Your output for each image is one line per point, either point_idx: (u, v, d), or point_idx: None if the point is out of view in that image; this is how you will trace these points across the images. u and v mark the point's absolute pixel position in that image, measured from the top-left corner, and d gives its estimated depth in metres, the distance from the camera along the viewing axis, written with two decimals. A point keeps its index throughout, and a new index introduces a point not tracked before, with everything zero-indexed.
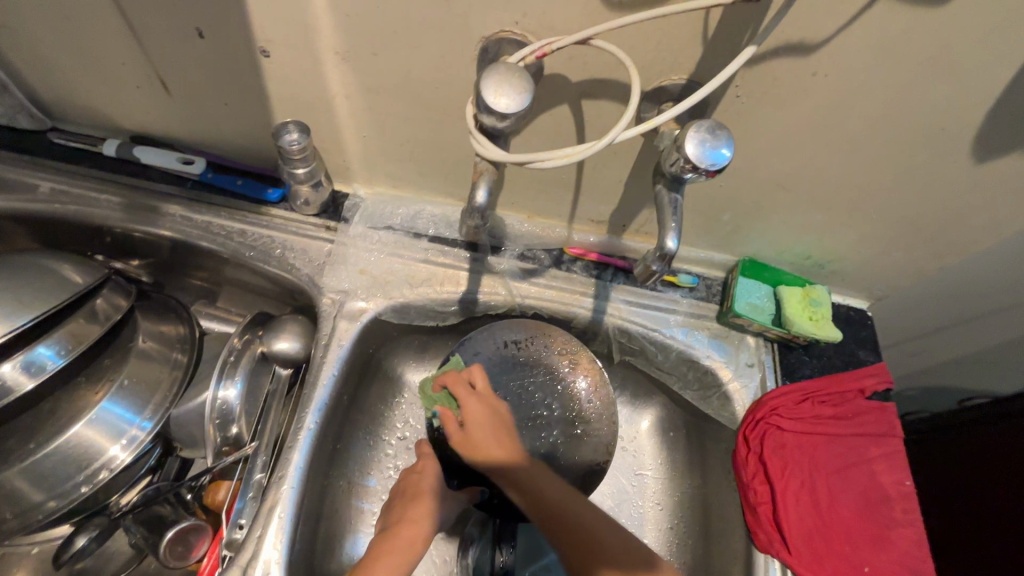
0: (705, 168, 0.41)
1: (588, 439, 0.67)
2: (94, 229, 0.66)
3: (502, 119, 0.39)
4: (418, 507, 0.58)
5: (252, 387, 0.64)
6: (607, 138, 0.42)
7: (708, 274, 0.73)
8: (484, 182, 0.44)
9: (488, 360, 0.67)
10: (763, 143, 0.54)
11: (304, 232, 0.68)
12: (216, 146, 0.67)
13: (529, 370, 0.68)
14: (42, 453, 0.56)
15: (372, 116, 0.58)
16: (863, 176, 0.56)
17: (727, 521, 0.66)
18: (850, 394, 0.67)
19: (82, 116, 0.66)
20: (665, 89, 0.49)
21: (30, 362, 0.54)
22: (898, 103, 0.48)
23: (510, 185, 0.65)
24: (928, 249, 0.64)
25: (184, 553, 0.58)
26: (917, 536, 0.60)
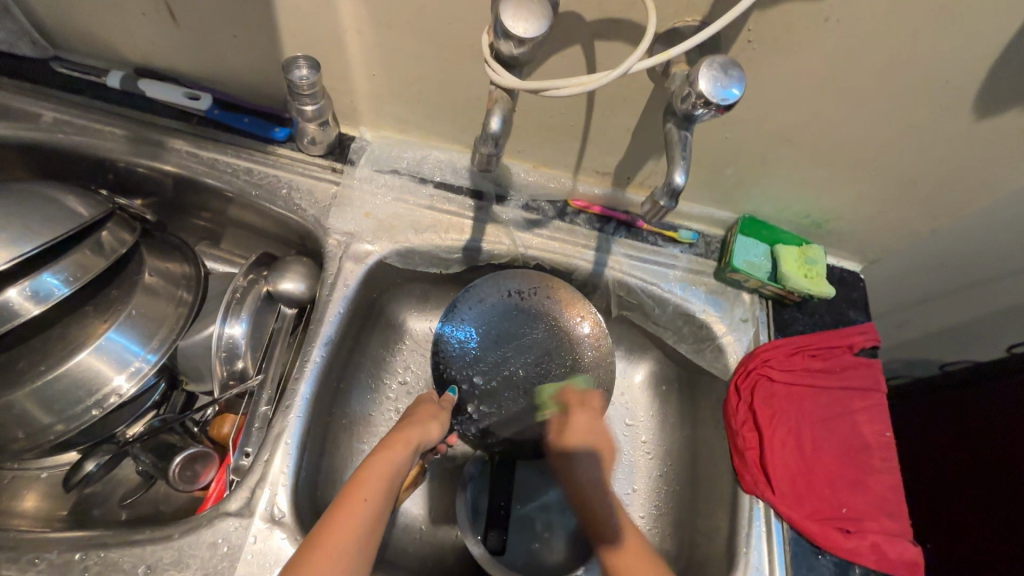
0: (716, 104, 0.42)
1: None
2: (98, 163, 0.66)
3: (520, 44, 0.40)
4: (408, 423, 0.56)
5: (257, 324, 0.65)
6: (624, 67, 0.43)
7: (708, 231, 0.75)
8: (498, 110, 0.45)
9: (491, 307, 0.71)
10: (770, 93, 0.55)
11: (310, 173, 0.68)
12: (221, 82, 0.66)
13: (530, 319, 0.71)
14: (50, 376, 0.57)
15: (383, 52, 0.58)
16: (867, 131, 0.57)
17: (716, 466, 0.69)
18: (838, 349, 0.69)
19: (84, 45, 0.65)
20: (678, 30, 0.49)
21: (36, 289, 0.54)
22: (905, 53, 0.49)
23: (518, 132, 0.65)
24: (923, 209, 0.65)
25: (193, 478, 0.60)
26: (893, 482, 0.63)
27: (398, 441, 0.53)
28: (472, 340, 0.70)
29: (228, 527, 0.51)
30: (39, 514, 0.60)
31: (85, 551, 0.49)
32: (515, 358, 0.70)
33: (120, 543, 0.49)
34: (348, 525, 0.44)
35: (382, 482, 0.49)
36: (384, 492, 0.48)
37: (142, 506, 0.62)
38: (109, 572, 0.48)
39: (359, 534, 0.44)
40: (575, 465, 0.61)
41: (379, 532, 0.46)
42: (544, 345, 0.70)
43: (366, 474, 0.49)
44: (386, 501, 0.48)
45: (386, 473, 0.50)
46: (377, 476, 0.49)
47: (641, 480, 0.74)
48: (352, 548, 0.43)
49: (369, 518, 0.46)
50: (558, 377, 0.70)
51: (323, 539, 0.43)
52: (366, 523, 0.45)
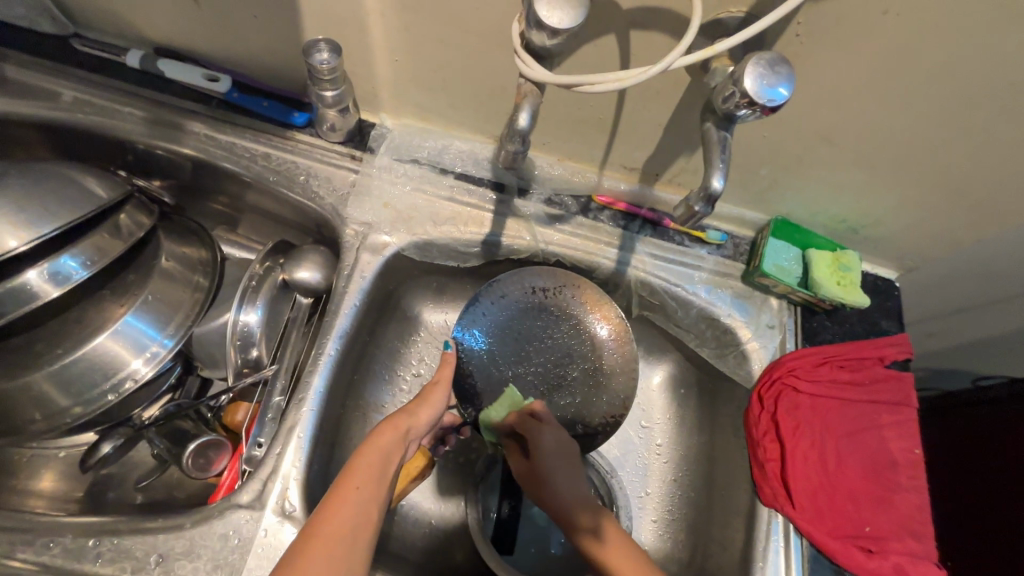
0: (761, 106, 0.39)
1: (607, 391, 0.67)
2: (117, 144, 0.65)
3: (553, 35, 0.38)
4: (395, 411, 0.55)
5: (272, 313, 0.64)
6: (662, 62, 0.40)
7: (737, 232, 0.72)
8: (526, 104, 0.43)
9: (514, 303, 0.68)
10: (813, 90, 0.51)
11: (329, 160, 0.67)
12: (241, 64, 0.65)
13: (553, 318, 0.68)
14: (68, 359, 0.57)
15: (406, 37, 0.56)
16: (918, 134, 0.54)
17: (734, 475, 0.67)
18: (869, 360, 0.67)
19: (104, 23, 0.64)
20: (721, 22, 0.46)
21: (57, 272, 0.54)
22: (967, 53, 0.45)
23: (543, 124, 0.63)
24: (970, 219, 0.62)
25: (206, 465, 0.60)
26: (920, 502, 0.60)
27: (385, 428, 0.52)
28: (493, 334, 0.67)
29: (239, 519, 0.51)
30: (57, 494, 0.61)
31: (98, 537, 0.49)
32: (535, 358, 0.67)
33: (133, 531, 0.49)
34: (335, 520, 0.43)
35: (371, 471, 0.47)
36: (376, 483, 0.47)
37: (157, 490, 0.62)
38: (121, 560, 0.48)
39: (349, 528, 0.43)
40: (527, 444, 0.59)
41: (373, 522, 0.45)
42: (565, 346, 0.68)
43: (357, 462, 0.48)
44: (379, 492, 0.47)
45: (377, 460, 0.48)
46: (366, 466, 0.47)
47: (655, 485, 0.73)
48: (342, 543, 0.42)
49: (358, 510, 0.44)
50: (579, 381, 0.67)
51: (310, 537, 0.42)
52: (357, 514, 0.44)
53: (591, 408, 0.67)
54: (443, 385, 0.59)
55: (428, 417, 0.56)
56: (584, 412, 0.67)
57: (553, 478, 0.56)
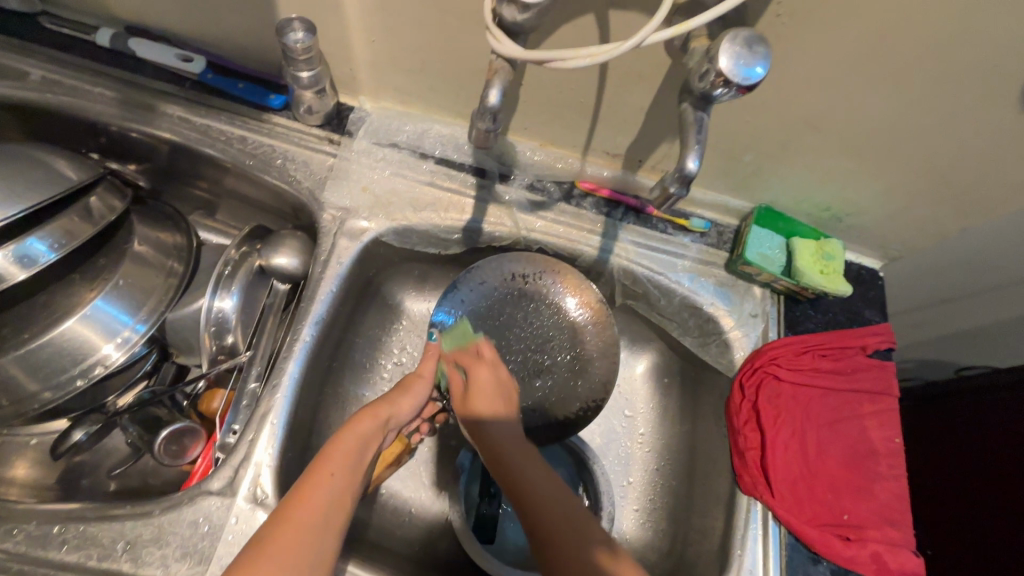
0: (737, 84, 0.38)
1: (588, 376, 0.67)
2: (88, 126, 0.64)
3: (524, 9, 0.36)
4: (376, 400, 0.55)
5: (248, 299, 0.63)
6: (637, 39, 0.39)
7: (721, 220, 0.71)
8: (498, 82, 0.41)
9: (493, 290, 0.67)
10: (794, 74, 0.51)
11: (307, 144, 0.65)
12: (215, 43, 0.63)
13: (534, 304, 0.67)
14: (36, 344, 0.55)
15: (382, 16, 0.54)
16: (901, 120, 0.53)
17: (714, 464, 0.67)
18: (851, 350, 0.66)
19: (74, 0, 0.62)
20: (700, 1, 0.45)
21: (23, 254, 0.52)
22: (948, 35, 0.45)
23: (523, 108, 0.62)
24: (953, 207, 0.61)
25: (179, 452, 0.59)
26: (899, 490, 0.60)
27: (364, 416, 0.51)
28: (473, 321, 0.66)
29: (210, 506, 0.50)
30: (28, 481, 0.60)
31: (64, 524, 0.48)
32: (515, 345, 0.66)
33: (100, 518, 0.48)
34: (307, 502, 0.42)
35: (346, 455, 0.47)
36: (350, 469, 0.47)
37: (131, 477, 0.61)
38: (87, 547, 0.47)
39: (322, 513, 0.42)
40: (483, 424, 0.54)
41: (345, 509, 0.44)
42: (545, 331, 0.67)
43: (334, 446, 0.48)
44: (352, 478, 0.47)
45: (353, 445, 0.49)
46: (341, 454, 0.47)
47: (637, 473, 0.73)
48: (312, 526, 0.41)
49: (331, 495, 0.44)
50: (560, 365, 0.67)
51: (281, 520, 0.41)
52: (331, 496, 0.44)
53: (573, 393, 0.66)
54: (427, 379, 0.59)
55: (408, 407, 0.56)
56: (565, 396, 0.66)
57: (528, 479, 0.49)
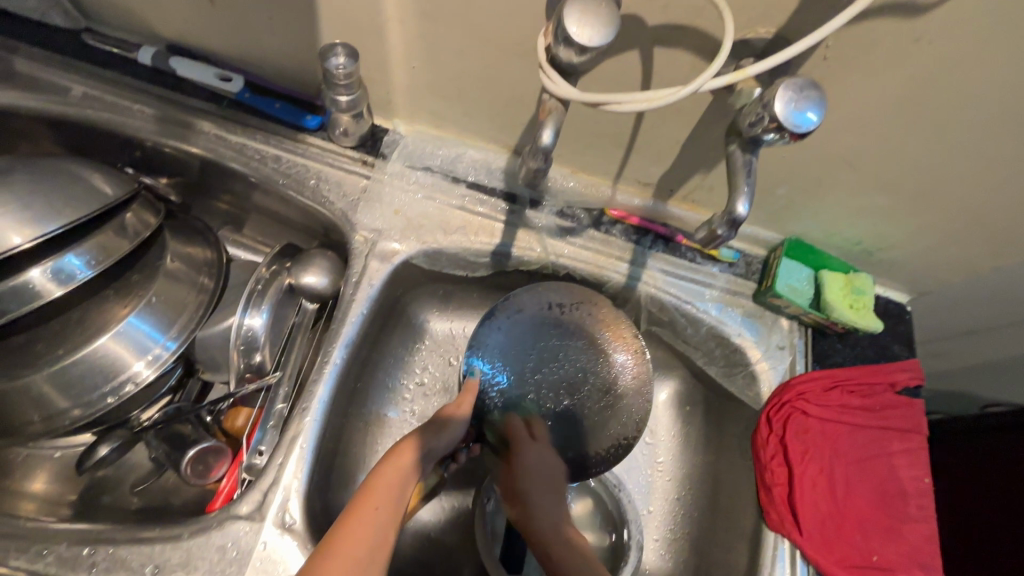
0: (790, 131, 0.38)
1: (623, 413, 0.64)
2: (124, 141, 0.64)
3: (581, 52, 0.37)
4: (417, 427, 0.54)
5: (277, 318, 0.63)
6: (692, 85, 0.40)
7: (750, 251, 0.71)
8: (550, 121, 0.42)
9: (530, 319, 0.65)
10: (834, 114, 0.51)
11: (340, 165, 0.66)
12: (254, 64, 0.64)
13: (570, 334, 0.65)
14: (69, 360, 0.56)
15: (426, 45, 0.55)
16: (939, 162, 0.53)
17: (738, 497, 0.66)
18: (880, 386, 0.66)
19: (118, 18, 0.63)
20: (748, 42, 0.45)
21: (59, 270, 0.52)
22: (995, 85, 0.45)
23: (559, 136, 0.62)
24: (988, 248, 0.61)
25: (204, 472, 0.59)
26: (929, 532, 0.59)
27: (406, 448, 0.51)
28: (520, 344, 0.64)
29: (238, 531, 0.50)
30: (50, 497, 0.60)
31: (94, 546, 0.48)
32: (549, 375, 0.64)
33: (129, 541, 0.48)
34: (349, 542, 0.44)
35: (387, 493, 0.47)
36: (391, 506, 0.47)
37: (153, 495, 0.61)
38: (116, 570, 0.47)
39: (365, 551, 0.44)
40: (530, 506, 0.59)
41: (385, 545, 0.45)
42: (581, 364, 0.64)
43: (374, 483, 0.48)
44: (395, 513, 0.47)
45: (393, 480, 0.48)
46: (383, 489, 0.47)
47: (658, 503, 0.72)
48: (354, 568, 0.43)
49: (373, 536, 0.45)
50: (597, 401, 0.63)
51: (323, 561, 0.42)
52: (372, 540, 0.44)
53: (605, 431, 0.63)
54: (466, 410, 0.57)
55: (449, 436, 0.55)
56: (598, 433, 0.63)
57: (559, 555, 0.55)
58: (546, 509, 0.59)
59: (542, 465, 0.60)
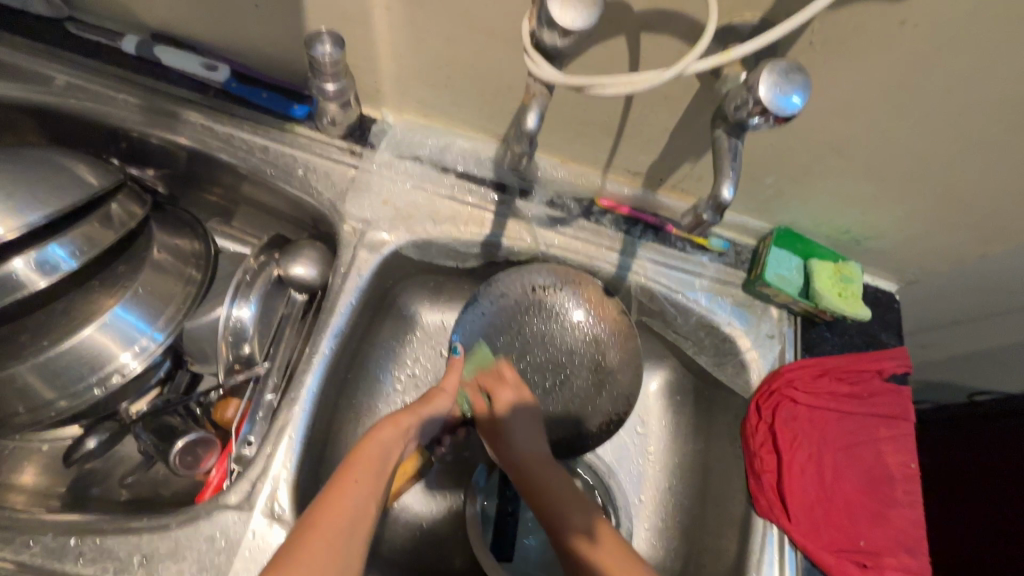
0: (775, 114, 0.38)
1: (611, 388, 0.68)
2: (109, 131, 0.64)
3: (565, 35, 0.36)
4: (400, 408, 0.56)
5: (266, 309, 0.63)
6: (677, 69, 0.40)
7: (739, 240, 0.71)
8: (535, 106, 0.42)
9: (513, 303, 0.68)
10: (821, 101, 0.51)
11: (329, 155, 0.65)
12: (240, 53, 0.63)
13: (554, 315, 0.68)
14: (53, 351, 0.55)
15: (413, 32, 0.55)
16: (926, 149, 0.53)
17: (728, 485, 0.67)
18: (867, 373, 0.66)
19: (101, 6, 0.62)
20: (734, 28, 0.45)
21: (43, 260, 0.52)
22: (980, 70, 0.45)
23: (547, 125, 0.62)
24: (975, 235, 0.61)
25: (193, 464, 0.58)
26: (915, 517, 0.60)
27: (387, 424, 0.53)
28: (506, 325, 0.68)
29: (227, 520, 0.50)
30: (38, 489, 0.60)
31: (81, 536, 0.48)
32: (536, 353, 0.68)
33: (116, 531, 0.48)
34: (335, 510, 0.43)
35: (369, 465, 0.49)
36: (373, 477, 0.48)
37: (142, 487, 0.61)
38: (103, 560, 0.47)
39: (350, 520, 0.43)
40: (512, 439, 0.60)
41: (371, 516, 0.45)
42: (567, 343, 0.68)
43: (357, 456, 0.49)
44: (378, 484, 0.48)
45: (376, 453, 0.50)
46: (366, 460, 0.49)
47: (648, 492, 0.72)
48: (337, 534, 0.42)
49: (355, 503, 0.45)
50: (585, 375, 0.68)
51: (307, 533, 0.42)
52: (355, 507, 0.45)
53: (596, 405, 0.68)
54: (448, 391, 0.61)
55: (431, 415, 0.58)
56: (588, 405, 0.68)
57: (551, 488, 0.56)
58: (524, 442, 0.60)
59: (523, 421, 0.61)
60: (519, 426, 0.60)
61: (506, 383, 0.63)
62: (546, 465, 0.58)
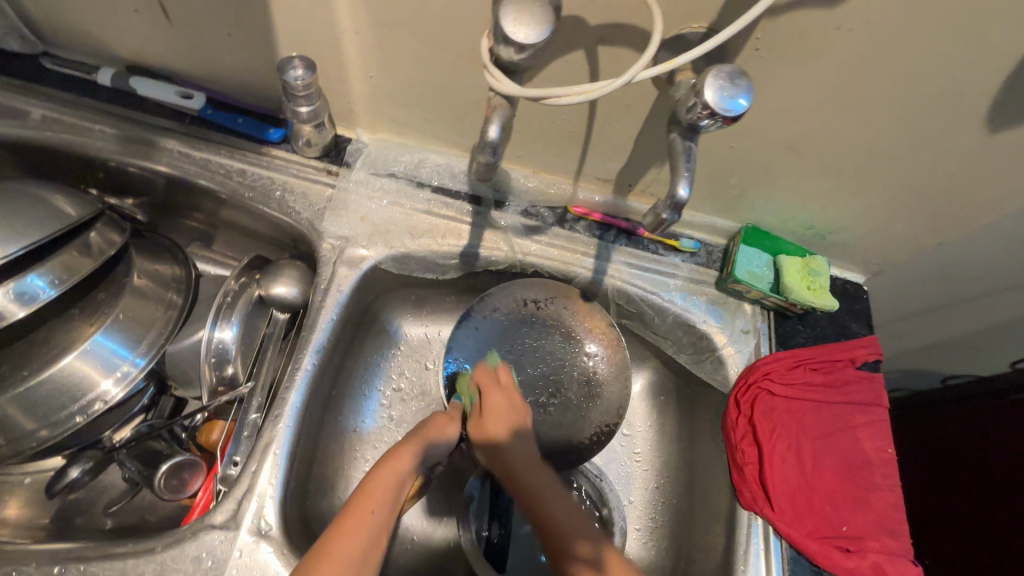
0: (722, 116, 0.41)
1: (600, 400, 0.70)
2: (87, 162, 0.65)
3: (521, 50, 0.39)
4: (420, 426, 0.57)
5: (248, 330, 0.63)
6: (627, 77, 0.42)
7: (709, 240, 0.73)
8: (497, 118, 0.44)
9: (507, 317, 0.71)
10: (773, 103, 0.54)
11: (305, 175, 0.67)
12: (215, 80, 0.65)
13: (547, 329, 0.71)
14: (35, 381, 0.55)
15: (381, 53, 0.57)
16: (874, 144, 0.56)
17: (713, 480, 0.68)
18: (840, 362, 0.68)
19: (76, 41, 0.64)
20: (683, 37, 0.48)
21: (22, 291, 0.52)
22: (914, 67, 0.48)
23: (517, 136, 0.64)
24: (930, 224, 0.64)
25: (179, 487, 0.58)
26: (894, 500, 0.62)
27: (406, 446, 0.54)
28: (501, 342, 0.70)
29: (213, 540, 0.50)
30: (21, 522, 0.59)
31: (66, 564, 0.48)
32: (530, 367, 0.70)
33: (101, 557, 0.48)
34: (349, 539, 0.47)
35: (385, 495, 0.50)
36: (386, 508, 0.50)
37: (128, 514, 0.60)
38: None
39: (362, 551, 0.46)
40: (500, 446, 0.59)
41: (380, 547, 0.48)
42: (559, 356, 0.71)
43: (373, 482, 0.51)
44: (390, 515, 0.50)
45: (393, 480, 0.51)
46: (381, 488, 0.51)
47: (638, 492, 0.73)
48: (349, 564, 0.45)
49: (368, 536, 0.47)
50: (574, 387, 0.70)
51: (322, 558, 0.45)
52: (368, 539, 0.47)
53: (587, 416, 0.69)
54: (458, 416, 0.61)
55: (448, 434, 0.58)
56: (580, 418, 0.69)
57: (545, 490, 0.57)
58: (516, 446, 0.59)
59: (504, 421, 0.60)
60: (518, 445, 0.59)
61: (496, 387, 0.62)
62: (532, 466, 0.59)
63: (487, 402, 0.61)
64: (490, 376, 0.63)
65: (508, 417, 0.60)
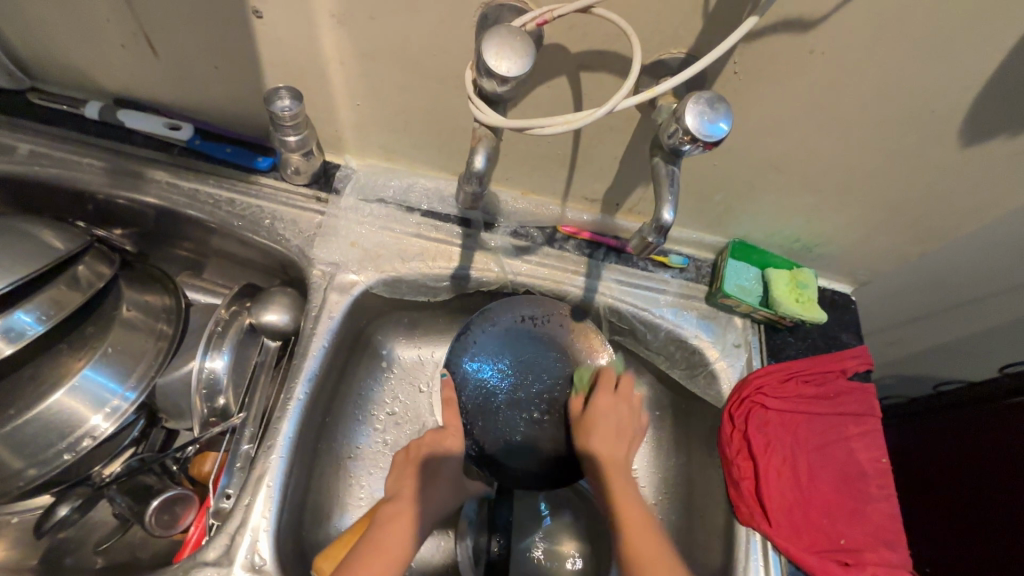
0: (703, 140, 0.42)
1: None
2: (75, 195, 0.65)
3: (503, 82, 0.39)
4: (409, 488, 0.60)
5: (239, 359, 0.63)
6: (608, 105, 0.42)
7: (698, 255, 0.74)
8: (481, 147, 0.44)
9: (506, 331, 0.68)
10: (753, 123, 0.55)
11: (294, 203, 0.67)
12: (202, 111, 0.65)
13: (545, 345, 0.69)
14: (23, 419, 0.55)
15: (367, 82, 0.57)
16: (853, 160, 0.57)
17: (710, 495, 0.68)
18: (831, 374, 0.68)
19: (63, 75, 0.64)
20: (663, 62, 0.49)
21: (9, 328, 0.52)
22: (887, 86, 0.49)
23: (505, 159, 0.65)
24: (913, 234, 0.65)
25: (170, 522, 0.57)
26: (891, 511, 0.62)
27: (405, 512, 0.58)
28: (502, 356, 0.68)
29: None
30: (8, 563, 0.58)
31: None
32: (528, 384, 0.67)
33: None
34: None
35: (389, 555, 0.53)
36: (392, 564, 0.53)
37: (118, 552, 0.59)
38: None
39: None
40: (592, 432, 0.63)
41: None
42: (557, 371, 0.68)
43: (378, 542, 0.54)
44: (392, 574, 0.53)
45: (396, 543, 0.55)
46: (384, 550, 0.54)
47: None
48: None
49: None
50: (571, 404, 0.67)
51: None
52: None
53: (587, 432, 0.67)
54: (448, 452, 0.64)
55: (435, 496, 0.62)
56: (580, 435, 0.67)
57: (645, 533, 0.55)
58: (599, 441, 0.62)
59: (605, 419, 0.63)
60: (607, 428, 0.63)
61: (611, 391, 0.66)
62: (623, 472, 0.60)
63: (597, 399, 0.65)
64: (610, 385, 0.66)
65: (613, 426, 0.63)
